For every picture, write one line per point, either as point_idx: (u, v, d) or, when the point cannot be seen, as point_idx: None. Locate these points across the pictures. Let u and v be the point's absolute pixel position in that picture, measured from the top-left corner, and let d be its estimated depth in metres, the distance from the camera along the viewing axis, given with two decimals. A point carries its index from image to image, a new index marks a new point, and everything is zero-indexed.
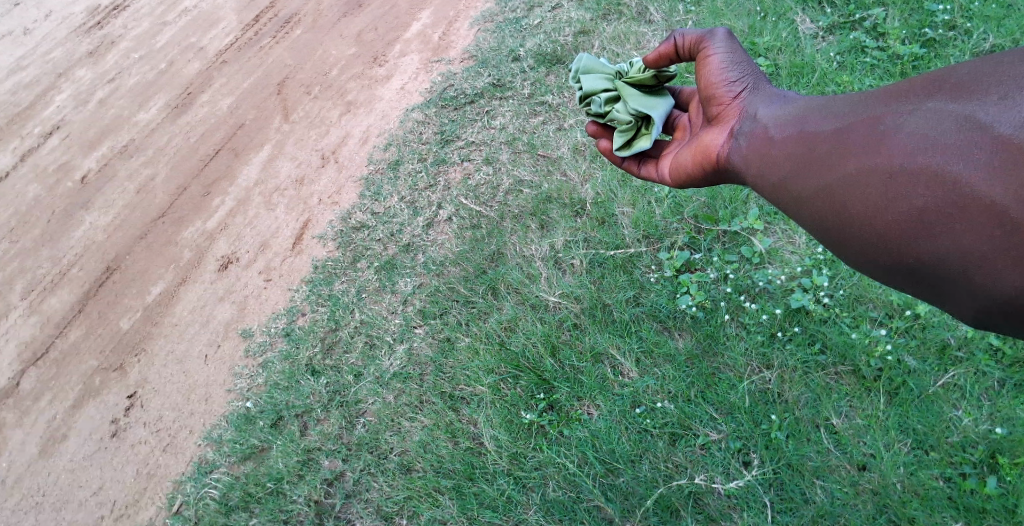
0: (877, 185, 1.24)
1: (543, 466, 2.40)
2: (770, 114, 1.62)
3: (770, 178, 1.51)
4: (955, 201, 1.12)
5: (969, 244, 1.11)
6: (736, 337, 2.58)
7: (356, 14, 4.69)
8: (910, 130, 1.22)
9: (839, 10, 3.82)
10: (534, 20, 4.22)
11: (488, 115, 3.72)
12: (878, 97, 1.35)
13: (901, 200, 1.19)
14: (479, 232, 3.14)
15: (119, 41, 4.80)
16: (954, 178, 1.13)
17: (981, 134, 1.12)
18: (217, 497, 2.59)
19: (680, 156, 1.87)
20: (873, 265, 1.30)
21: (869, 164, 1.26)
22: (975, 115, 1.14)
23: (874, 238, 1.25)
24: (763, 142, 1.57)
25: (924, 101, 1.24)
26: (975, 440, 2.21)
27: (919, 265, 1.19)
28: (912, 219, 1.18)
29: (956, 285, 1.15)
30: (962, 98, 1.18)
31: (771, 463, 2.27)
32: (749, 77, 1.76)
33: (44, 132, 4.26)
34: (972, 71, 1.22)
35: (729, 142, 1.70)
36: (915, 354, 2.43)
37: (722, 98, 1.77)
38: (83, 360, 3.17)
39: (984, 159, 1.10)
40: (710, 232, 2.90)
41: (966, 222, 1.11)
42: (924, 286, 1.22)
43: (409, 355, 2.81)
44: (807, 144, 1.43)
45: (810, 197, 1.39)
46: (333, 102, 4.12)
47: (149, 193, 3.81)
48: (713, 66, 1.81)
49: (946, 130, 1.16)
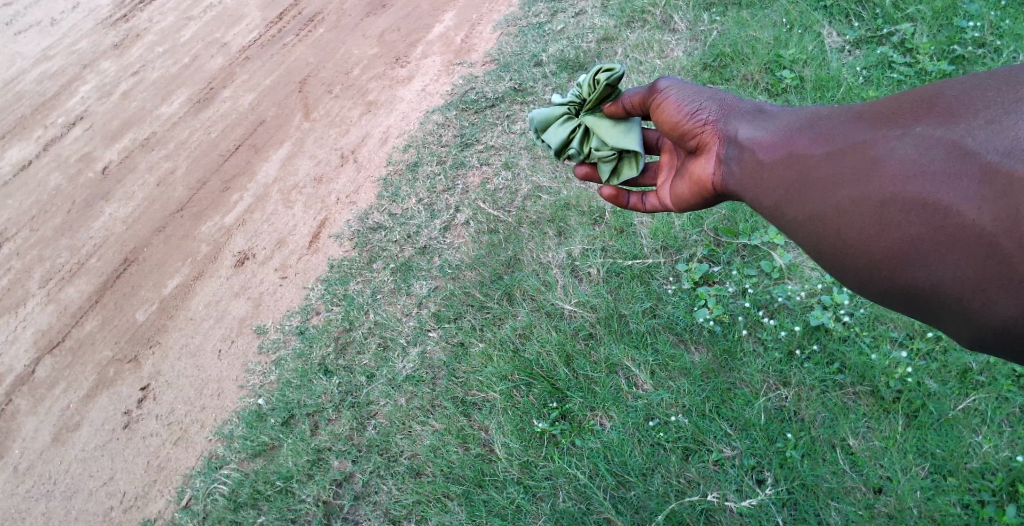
0: (871, 214, 1.27)
1: (554, 476, 2.39)
2: (753, 135, 1.62)
3: (763, 200, 1.53)
4: (948, 229, 1.16)
5: (961, 270, 1.15)
6: (754, 354, 2.55)
7: (379, 14, 4.70)
8: (900, 158, 1.25)
9: (867, 24, 3.78)
10: (557, 25, 4.21)
11: (508, 119, 3.72)
12: (866, 120, 1.38)
13: (895, 228, 1.23)
14: (497, 237, 3.13)
15: (144, 35, 4.84)
16: (946, 206, 1.17)
17: (968, 162, 1.17)
18: (226, 493, 2.60)
19: (677, 186, 1.86)
20: (869, 287, 1.33)
21: (861, 191, 1.29)
22: (962, 143, 1.19)
23: (869, 262, 1.29)
24: (754, 165, 1.57)
25: (911, 125, 1.28)
26: (995, 467, 2.17)
27: (914, 291, 1.23)
28: (908, 247, 1.21)
29: (953, 312, 1.19)
30: (950, 122, 1.23)
31: (785, 483, 2.23)
32: (714, 101, 1.74)
33: (68, 122, 4.30)
34: (958, 93, 1.27)
35: (718, 168, 1.68)
36: (936, 377, 2.39)
37: (696, 129, 1.75)
38: (98, 350, 3.19)
39: (972, 185, 1.15)
40: (729, 245, 2.88)
41: (959, 249, 1.15)
42: (919, 309, 1.26)
43: (422, 358, 2.80)
44: (797, 168, 1.45)
45: (804, 222, 1.42)
46: (354, 101, 4.13)
47: (169, 187, 3.84)
48: (675, 104, 1.79)
49: (935, 158, 1.21)
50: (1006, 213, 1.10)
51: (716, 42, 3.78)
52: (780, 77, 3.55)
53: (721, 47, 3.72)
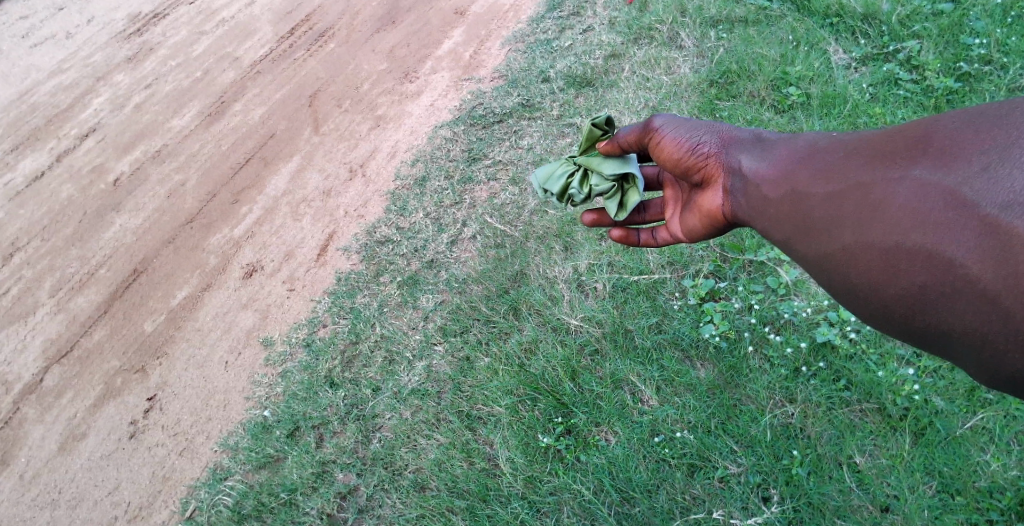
0: (876, 259, 1.28)
1: (559, 491, 2.38)
2: (755, 166, 1.68)
3: (772, 233, 1.58)
4: (953, 280, 1.17)
5: (970, 321, 1.16)
6: (760, 370, 2.55)
7: (389, 29, 4.75)
8: (900, 203, 1.26)
9: (873, 41, 3.80)
10: (565, 42, 4.25)
11: (516, 135, 3.75)
12: (866, 156, 1.39)
13: (900, 276, 1.24)
14: (503, 252, 3.14)
15: (156, 48, 4.91)
16: (949, 258, 1.17)
17: (967, 212, 1.16)
18: (230, 504, 2.60)
19: (686, 219, 1.95)
20: (883, 327, 1.35)
21: (866, 234, 1.31)
22: (960, 191, 1.19)
23: (879, 304, 1.31)
24: (759, 200, 1.62)
25: (909, 168, 1.28)
26: (1003, 486, 2.15)
27: (929, 335, 1.25)
28: (916, 296, 1.22)
29: (968, 359, 1.20)
30: (947, 166, 1.23)
31: (791, 501, 2.22)
32: (713, 134, 1.83)
33: (80, 134, 4.36)
34: (955, 132, 1.27)
35: (726, 200, 1.77)
36: (943, 395, 2.38)
37: (699, 163, 1.84)
38: (106, 360, 3.21)
39: (971, 236, 1.15)
40: (736, 260, 2.88)
41: (964, 302, 1.15)
42: (934, 351, 1.27)
43: (428, 372, 2.81)
44: (804, 207, 1.48)
45: (814, 261, 1.45)
46: (363, 116, 4.17)
47: (179, 199, 3.88)
48: (675, 141, 1.88)
49: (933, 206, 1.21)
50: (1007, 270, 1.10)
51: (723, 59, 3.80)
52: (787, 94, 3.57)
53: (728, 63, 3.75)
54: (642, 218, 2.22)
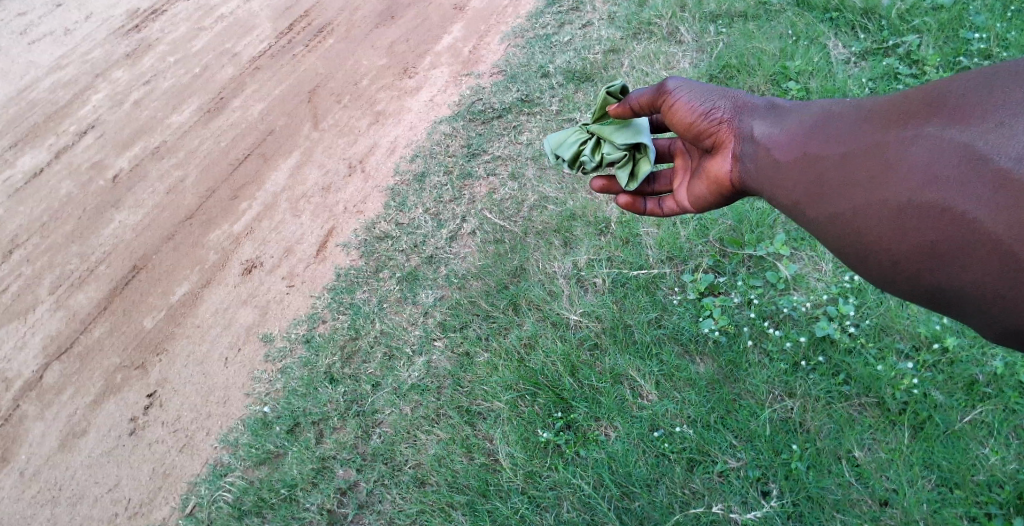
0: (889, 217, 1.34)
1: (558, 486, 2.38)
2: (766, 131, 1.71)
3: (781, 198, 1.62)
4: (964, 234, 1.23)
5: (981, 274, 1.22)
6: (759, 365, 2.54)
7: (388, 25, 4.74)
8: (913, 162, 1.32)
9: (873, 35, 3.79)
10: (564, 37, 4.25)
11: (515, 130, 3.74)
12: (877, 119, 1.44)
13: (913, 233, 1.30)
14: (503, 247, 3.14)
15: (155, 45, 4.90)
16: (962, 212, 1.24)
17: (980, 168, 1.23)
18: (231, 500, 2.60)
19: (694, 186, 1.96)
20: (891, 286, 1.41)
21: (878, 194, 1.36)
22: (973, 147, 1.25)
23: (889, 262, 1.36)
24: (769, 164, 1.65)
25: (921, 127, 1.34)
26: (1002, 480, 2.15)
27: (936, 291, 1.31)
28: (927, 252, 1.29)
29: (974, 312, 1.27)
30: (960, 124, 1.29)
31: (790, 495, 2.23)
32: (726, 99, 1.83)
33: (79, 131, 4.35)
34: (964, 92, 1.33)
35: (736, 166, 1.78)
36: (942, 389, 2.38)
37: (711, 128, 1.84)
38: (106, 356, 3.21)
39: (986, 191, 1.21)
40: (735, 255, 2.88)
41: (975, 255, 1.22)
42: (939, 307, 1.34)
43: (428, 368, 2.81)
44: (815, 170, 1.52)
45: (823, 222, 1.49)
46: (362, 112, 4.17)
47: (178, 195, 3.87)
48: (688, 106, 1.88)
49: (947, 163, 1.27)
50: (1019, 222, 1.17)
51: (722, 54, 3.80)
52: (786, 88, 3.57)
53: (727, 58, 3.74)
54: (651, 190, 2.20)
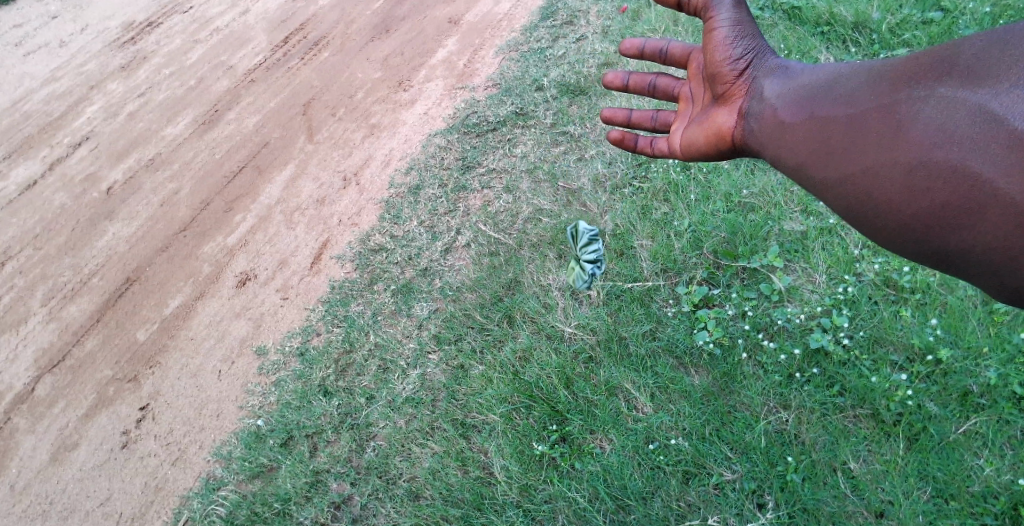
0: (898, 177, 1.33)
1: (553, 499, 2.37)
2: (778, 93, 1.71)
3: (785, 160, 1.61)
4: (975, 195, 1.23)
5: (990, 234, 1.21)
6: (754, 377, 2.55)
7: (384, 38, 4.77)
8: (926, 122, 1.32)
9: (864, 50, 3.83)
10: (558, 51, 4.28)
11: (510, 143, 3.76)
12: (890, 79, 1.44)
13: (923, 193, 1.29)
14: (497, 259, 3.15)
15: (151, 57, 4.91)
16: (974, 172, 1.23)
17: (995, 128, 1.23)
18: (224, 515, 2.58)
19: (691, 133, 1.94)
20: (894, 248, 1.40)
21: (888, 154, 1.36)
22: (988, 107, 1.25)
23: (896, 223, 1.35)
24: (777, 125, 1.65)
25: (934, 88, 1.34)
26: (997, 490, 2.15)
27: (942, 253, 1.30)
28: (937, 212, 1.28)
29: (980, 274, 1.27)
30: (974, 85, 1.29)
31: (786, 507, 2.22)
32: (748, 51, 1.82)
33: (73, 142, 4.35)
34: (978, 54, 1.33)
35: (741, 123, 1.78)
36: (936, 400, 2.38)
37: (729, 76, 1.83)
38: (99, 369, 3.19)
39: (1000, 151, 1.21)
40: (729, 267, 2.89)
41: (986, 215, 1.21)
42: (946, 270, 1.33)
43: (422, 380, 2.80)
44: (824, 131, 1.52)
45: (829, 182, 1.48)
46: (357, 124, 4.18)
47: (173, 207, 3.87)
48: (719, 42, 1.85)
49: (961, 122, 1.27)
50: None
51: None
52: None
53: None
54: (650, 126, 2.16)
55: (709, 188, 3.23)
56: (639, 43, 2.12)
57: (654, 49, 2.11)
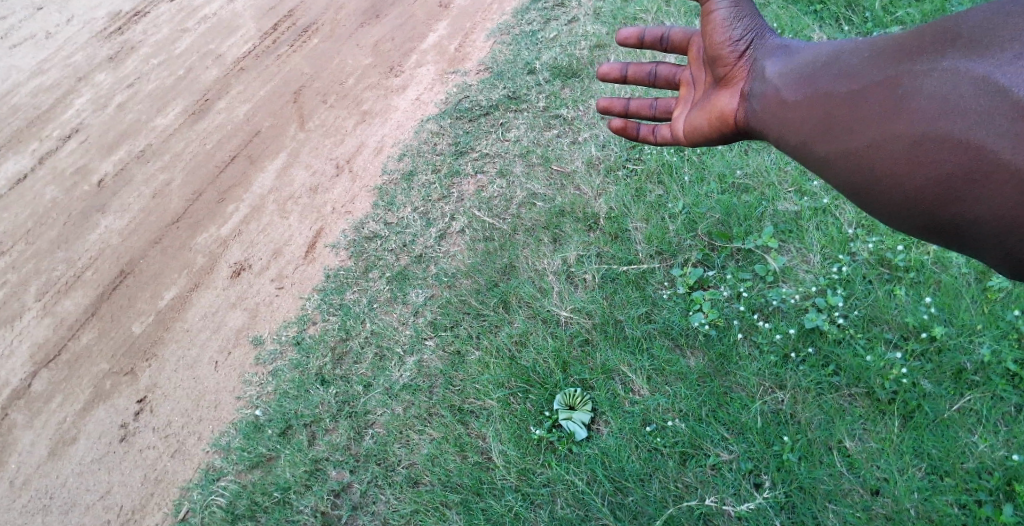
0: (903, 152, 1.33)
1: (552, 482, 2.39)
2: (778, 71, 1.69)
3: (789, 138, 1.60)
4: (982, 166, 1.22)
5: (998, 206, 1.21)
6: (749, 358, 2.55)
7: (373, 24, 4.72)
8: (930, 95, 1.31)
9: (857, 28, 3.80)
10: (550, 33, 4.24)
11: (502, 127, 3.74)
12: (891, 54, 1.43)
13: (928, 166, 1.29)
14: (492, 245, 3.14)
15: (138, 47, 4.85)
16: (979, 144, 1.22)
17: (999, 99, 1.22)
18: (224, 505, 2.59)
19: (693, 117, 1.92)
20: (901, 224, 1.40)
21: (892, 129, 1.35)
22: (992, 78, 1.23)
23: (902, 199, 1.35)
24: (778, 104, 1.64)
25: (937, 60, 1.33)
26: (991, 466, 2.16)
27: (950, 226, 1.30)
28: (943, 186, 1.27)
29: (988, 246, 1.26)
30: (977, 56, 1.28)
31: (782, 486, 2.24)
32: (748, 32, 1.81)
33: (63, 135, 4.31)
34: (981, 24, 1.32)
35: (743, 104, 1.77)
36: (930, 378, 2.39)
37: (729, 58, 1.82)
38: (95, 362, 3.19)
39: (1006, 123, 1.20)
40: (724, 249, 2.89)
41: (993, 187, 1.21)
42: (952, 242, 1.33)
43: (419, 367, 2.80)
44: (826, 108, 1.51)
45: (833, 160, 1.48)
46: (349, 111, 4.15)
47: (165, 198, 3.84)
48: (718, 24, 1.83)
49: (965, 94, 1.26)
50: None
51: None
52: None
53: None
54: (650, 114, 2.15)
55: (703, 169, 3.22)
56: (638, 32, 2.12)
57: (654, 37, 2.11)
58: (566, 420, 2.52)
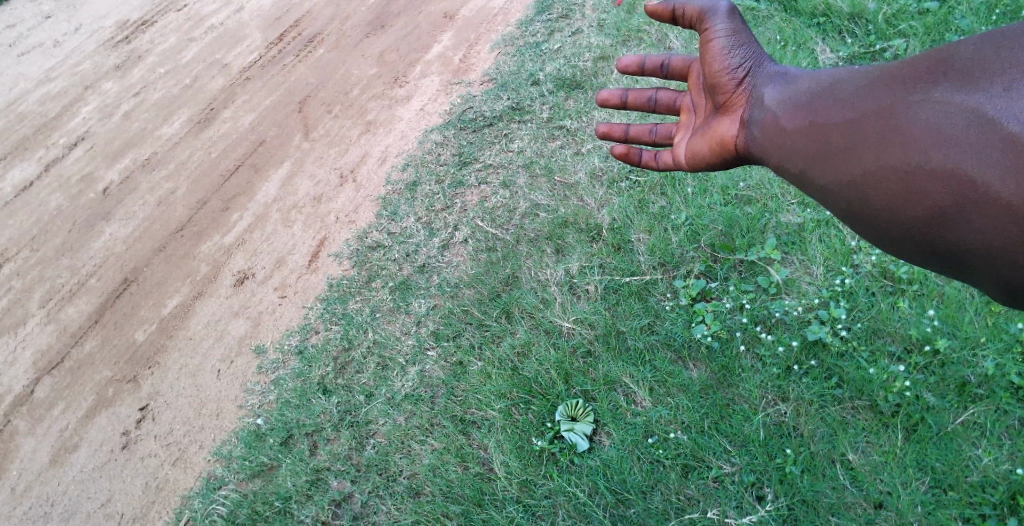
0: (898, 182, 1.33)
1: (553, 494, 2.38)
2: (777, 99, 1.71)
3: (788, 167, 1.61)
4: (973, 197, 1.21)
5: (991, 236, 1.20)
6: (752, 370, 2.55)
7: (378, 34, 4.75)
8: (922, 127, 1.31)
9: (860, 41, 3.82)
10: (554, 45, 4.27)
11: (506, 138, 3.75)
12: (886, 84, 1.43)
13: (921, 197, 1.29)
14: (495, 255, 3.15)
15: (145, 56, 4.89)
16: (970, 176, 1.22)
17: (989, 130, 1.21)
18: (224, 514, 2.58)
19: (695, 143, 1.93)
20: (901, 252, 1.40)
21: (886, 160, 1.36)
22: (982, 110, 1.23)
23: (899, 229, 1.35)
24: (777, 132, 1.66)
25: (930, 92, 1.34)
26: (995, 480, 2.16)
27: (947, 255, 1.29)
28: (937, 216, 1.27)
29: (986, 275, 1.25)
30: (969, 87, 1.28)
31: (785, 499, 2.23)
32: (747, 59, 1.82)
33: (69, 143, 4.34)
34: (974, 54, 1.31)
35: (743, 131, 1.78)
36: (934, 391, 2.38)
37: (728, 85, 1.83)
38: (98, 370, 3.19)
39: (996, 155, 1.19)
40: (727, 260, 2.89)
41: (984, 218, 1.20)
42: (953, 270, 1.32)
43: (421, 377, 2.80)
44: (823, 138, 1.52)
45: (831, 189, 1.49)
46: (353, 121, 4.17)
47: (170, 207, 3.86)
48: (716, 52, 1.85)
49: (956, 126, 1.26)
50: None
51: None
52: None
53: None
54: (650, 139, 2.14)
55: (706, 181, 3.23)
56: (639, 59, 2.13)
57: (654, 64, 2.11)
58: (567, 431, 2.52)
